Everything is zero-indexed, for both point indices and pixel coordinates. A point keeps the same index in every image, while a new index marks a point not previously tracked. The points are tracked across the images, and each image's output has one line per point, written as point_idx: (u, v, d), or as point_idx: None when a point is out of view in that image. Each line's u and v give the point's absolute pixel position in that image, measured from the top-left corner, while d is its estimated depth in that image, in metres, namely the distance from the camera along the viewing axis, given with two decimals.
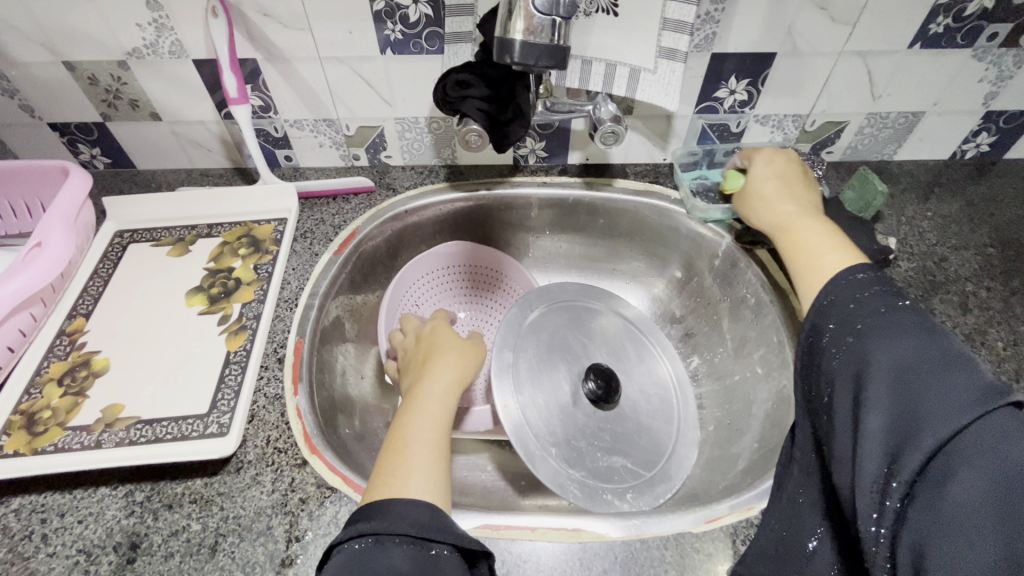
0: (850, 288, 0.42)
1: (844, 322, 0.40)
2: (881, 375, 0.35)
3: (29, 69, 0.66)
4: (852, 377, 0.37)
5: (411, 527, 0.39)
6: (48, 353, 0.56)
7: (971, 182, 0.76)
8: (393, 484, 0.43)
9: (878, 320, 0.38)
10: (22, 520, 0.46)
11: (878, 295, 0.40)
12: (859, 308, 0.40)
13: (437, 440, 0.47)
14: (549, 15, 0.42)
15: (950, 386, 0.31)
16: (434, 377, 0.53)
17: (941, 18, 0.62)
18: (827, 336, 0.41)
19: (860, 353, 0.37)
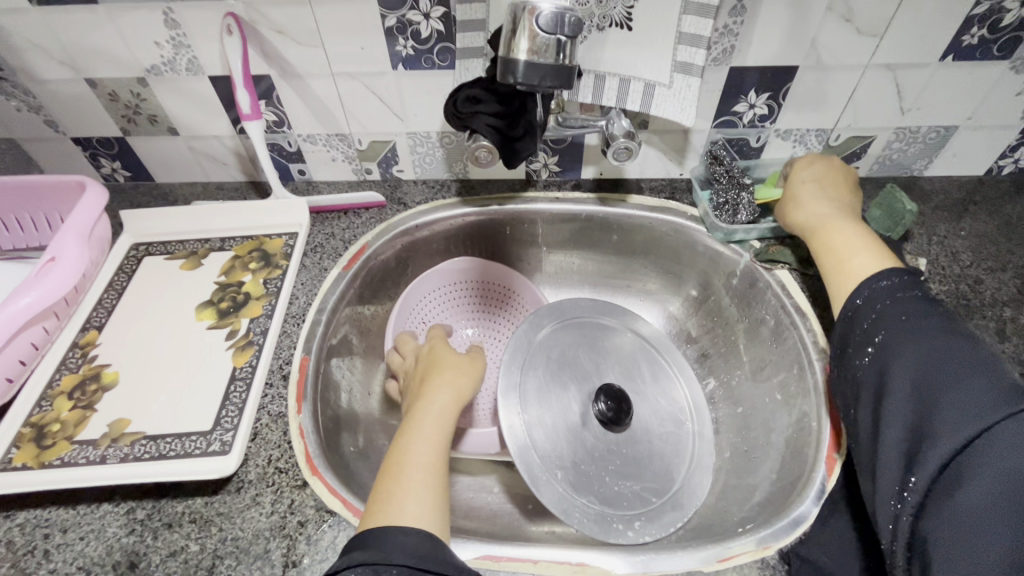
0: (875, 295, 0.47)
1: (874, 326, 0.45)
2: (899, 386, 0.40)
3: (53, 86, 0.68)
4: (877, 383, 0.43)
5: (408, 558, 0.38)
6: (60, 366, 0.57)
7: (1008, 200, 0.72)
8: (388, 513, 0.42)
9: (916, 325, 0.43)
10: (26, 535, 0.46)
11: (904, 302, 0.45)
12: (876, 318, 0.46)
13: (435, 463, 0.46)
14: (553, 34, 0.41)
15: (955, 397, 0.36)
16: (433, 395, 0.52)
17: (975, 29, 0.59)
18: (858, 346, 0.46)
19: (886, 359, 0.43)
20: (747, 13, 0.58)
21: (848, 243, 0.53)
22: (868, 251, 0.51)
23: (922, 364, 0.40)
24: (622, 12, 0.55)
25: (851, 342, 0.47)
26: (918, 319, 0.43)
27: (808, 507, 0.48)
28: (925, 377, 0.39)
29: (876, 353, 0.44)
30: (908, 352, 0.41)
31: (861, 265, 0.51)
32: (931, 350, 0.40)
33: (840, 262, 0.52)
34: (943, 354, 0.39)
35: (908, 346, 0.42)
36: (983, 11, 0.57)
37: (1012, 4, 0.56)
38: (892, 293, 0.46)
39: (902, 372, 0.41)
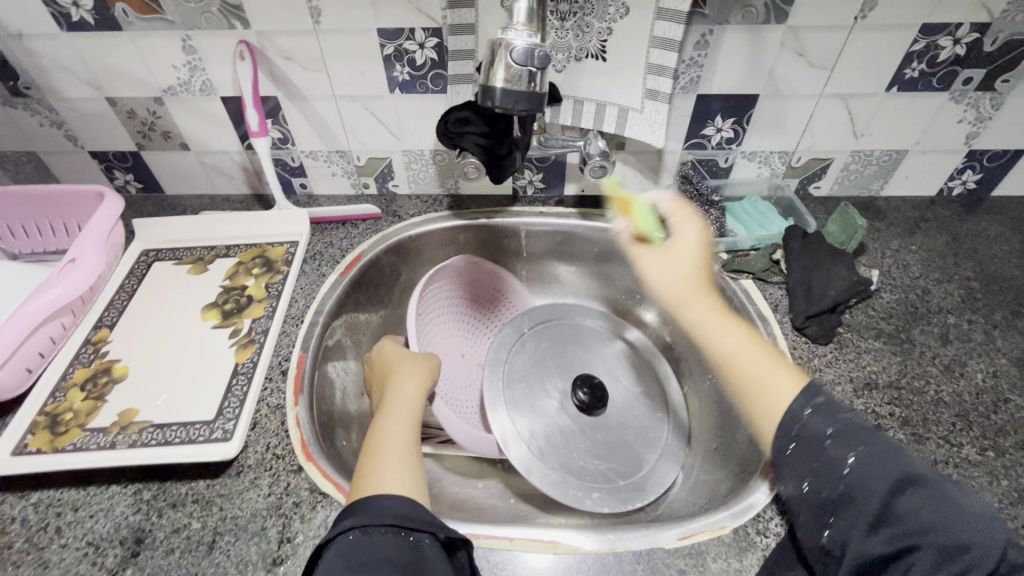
0: (817, 416, 0.40)
1: (835, 453, 0.38)
2: (886, 503, 0.35)
3: (76, 104, 0.74)
4: (848, 498, 0.36)
5: (395, 517, 0.42)
6: (73, 360, 0.61)
7: (957, 218, 0.77)
8: (366, 479, 0.46)
9: (858, 431, 0.38)
10: (40, 513, 0.50)
11: (850, 423, 0.39)
12: (822, 454, 0.38)
13: (408, 443, 0.51)
14: (526, 66, 0.46)
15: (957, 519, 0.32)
16: (398, 387, 0.58)
17: (916, 64, 0.65)
18: (812, 477, 0.38)
19: (845, 505, 0.36)
20: (710, 47, 0.64)
21: (754, 363, 0.45)
22: (779, 369, 0.44)
23: (891, 488, 0.35)
24: (597, 45, 0.62)
25: (796, 487, 0.39)
26: (874, 442, 0.37)
27: (759, 496, 0.52)
28: (898, 501, 0.35)
29: (838, 491, 0.37)
30: (874, 497, 0.35)
31: (778, 387, 0.43)
32: (898, 470, 0.36)
33: (753, 385, 0.44)
34: (913, 473, 0.35)
35: (870, 475, 0.36)
36: (921, 48, 0.64)
37: (946, 42, 0.63)
38: (833, 417, 0.39)
39: (869, 509, 0.35)
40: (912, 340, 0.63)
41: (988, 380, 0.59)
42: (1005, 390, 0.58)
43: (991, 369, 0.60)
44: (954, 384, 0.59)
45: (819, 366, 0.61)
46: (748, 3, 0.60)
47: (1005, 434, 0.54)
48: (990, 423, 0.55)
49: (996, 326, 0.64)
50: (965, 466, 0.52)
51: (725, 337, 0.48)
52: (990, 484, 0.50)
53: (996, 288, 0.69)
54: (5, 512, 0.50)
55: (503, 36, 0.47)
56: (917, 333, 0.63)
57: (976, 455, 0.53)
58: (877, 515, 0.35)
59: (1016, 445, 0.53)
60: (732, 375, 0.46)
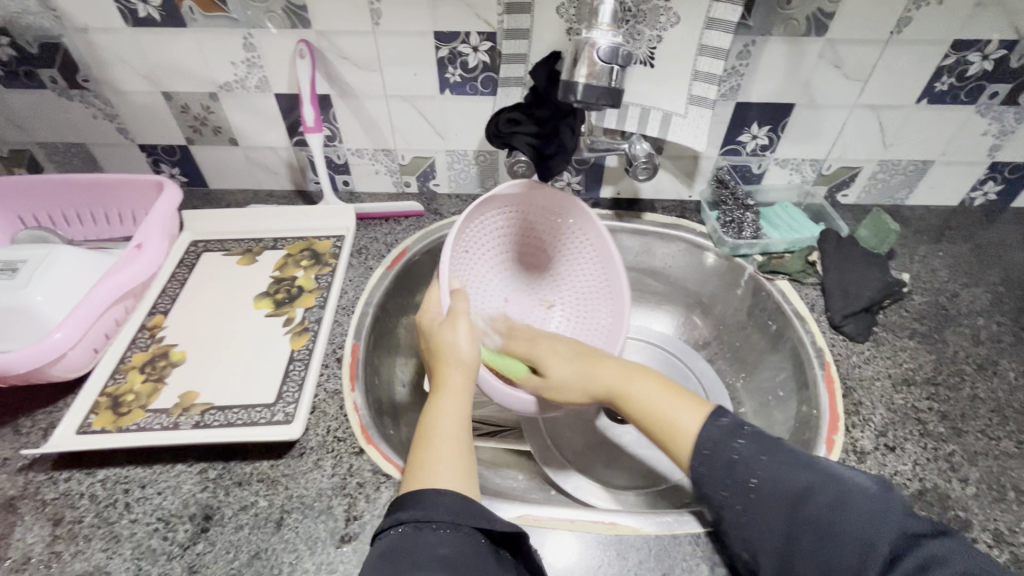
0: (722, 437, 0.46)
1: (742, 472, 0.44)
2: (802, 508, 0.40)
3: (132, 98, 0.76)
4: (762, 502, 0.42)
5: (447, 515, 0.42)
6: (131, 345, 0.62)
7: (980, 227, 0.81)
8: (427, 475, 0.46)
9: (757, 447, 0.45)
10: (107, 489, 0.51)
11: (753, 441, 0.45)
12: (731, 472, 0.44)
13: (459, 437, 0.50)
14: (610, 63, 0.50)
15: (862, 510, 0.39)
16: (445, 381, 0.55)
17: (945, 78, 0.68)
18: (726, 492, 0.44)
19: (756, 513, 0.42)
20: (752, 56, 0.67)
21: (659, 400, 0.51)
22: (687, 403, 0.50)
23: (797, 493, 0.41)
24: (646, 52, 0.64)
25: (710, 497, 0.45)
26: (773, 454, 0.44)
27: None
28: (810, 505, 0.40)
29: (748, 501, 0.43)
30: (780, 503, 0.41)
31: (688, 417, 0.49)
32: (802, 481, 0.41)
33: (669, 427, 0.50)
34: (819, 479, 0.41)
35: (777, 486, 0.42)
36: (951, 62, 0.67)
37: (975, 57, 0.66)
38: (738, 432, 0.46)
39: (779, 515, 0.41)
40: (945, 341, 0.65)
41: (1020, 379, 0.61)
42: None
43: (1023, 369, 0.62)
44: (987, 381, 0.61)
45: (858, 362, 0.63)
46: (790, 16, 0.64)
47: None
48: None
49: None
50: (1005, 457, 0.54)
51: (638, 388, 0.53)
52: None
53: (1021, 293, 0.71)
54: (73, 488, 0.51)
55: (588, 35, 0.51)
56: (949, 334, 0.66)
57: (1014, 448, 0.55)
58: (789, 520, 0.41)
59: None
60: (646, 422, 0.51)
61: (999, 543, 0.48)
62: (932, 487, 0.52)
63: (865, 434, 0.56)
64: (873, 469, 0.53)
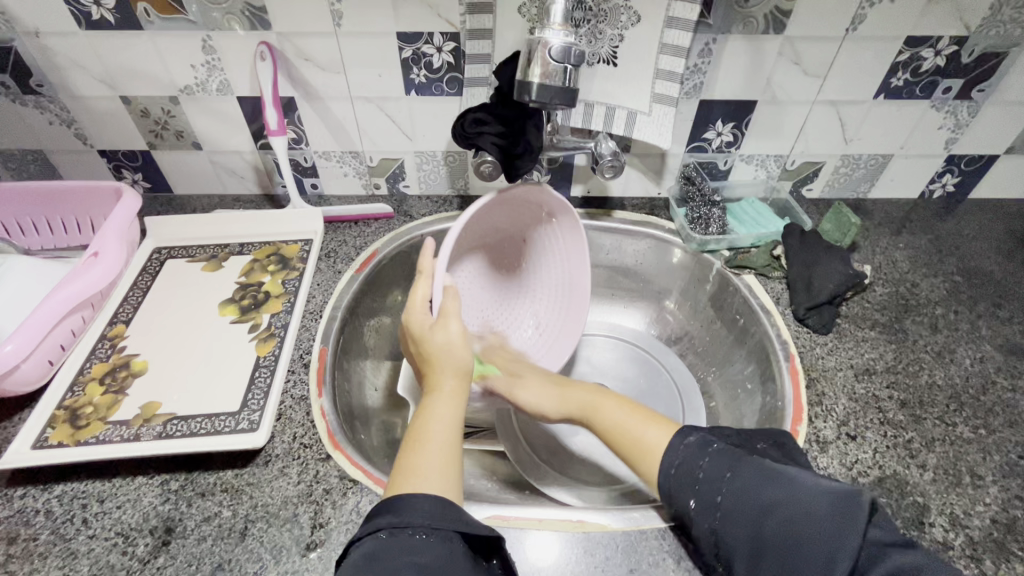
0: (689, 453, 0.47)
1: (708, 487, 0.44)
2: (763, 525, 0.40)
3: (89, 102, 0.74)
4: (730, 513, 0.42)
5: (425, 518, 0.41)
6: (90, 356, 0.61)
7: (939, 218, 0.83)
8: (415, 481, 0.45)
9: (720, 463, 0.45)
10: (64, 505, 0.50)
11: (718, 456, 0.45)
12: (700, 484, 0.45)
13: (449, 443, 0.49)
14: (562, 63, 0.50)
15: (812, 511, 0.38)
16: (438, 382, 0.54)
17: (901, 73, 0.70)
18: (697, 509, 0.44)
19: (725, 530, 0.42)
20: (713, 55, 0.68)
21: (631, 427, 0.52)
22: (653, 425, 0.52)
23: (762, 510, 0.40)
24: (609, 51, 0.65)
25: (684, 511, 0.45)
26: (738, 468, 0.44)
27: None
28: (770, 520, 0.40)
29: (718, 519, 0.42)
30: (746, 518, 0.41)
31: (656, 435, 0.51)
32: (765, 497, 0.41)
33: (634, 444, 0.51)
34: (786, 495, 0.40)
35: (742, 502, 0.42)
36: (906, 59, 0.69)
37: (927, 54, 0.68)
38: (704, 451, 0.46)
39: (744, 533, 0.41)
40: (905, 330, 0.67)
41: (976, 365, 0.63)
42: (992, 373, 0.62)
43: (978, 356, 0.64)
44: (945, 369, 0.63)
45: (821, 354, 0.64)
46: (749, 14, 0.65)
47: (995, 414, 0.58)
48: (980, 403, 0.59)
49: (980, 317, 0.68)
50: (961, 443, 0.55)
51: (609, 411, 0.55)
52: (984, 459, 0.54)
53: (978, 282, 0.73)
54: (29, 505, 0.50)
55: (540, 35, 0.51)
56: (909, 324, 0.67)
57: (969, 433, 0.56)
58: (751, 535, 0.40)
59: (1005, 424, 0.57)
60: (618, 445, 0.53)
61: (955, 527, 0.49)
62: (891, 474, 0.53)
63: (827, 424, 0.57)
64: (835, 458, 0.54)
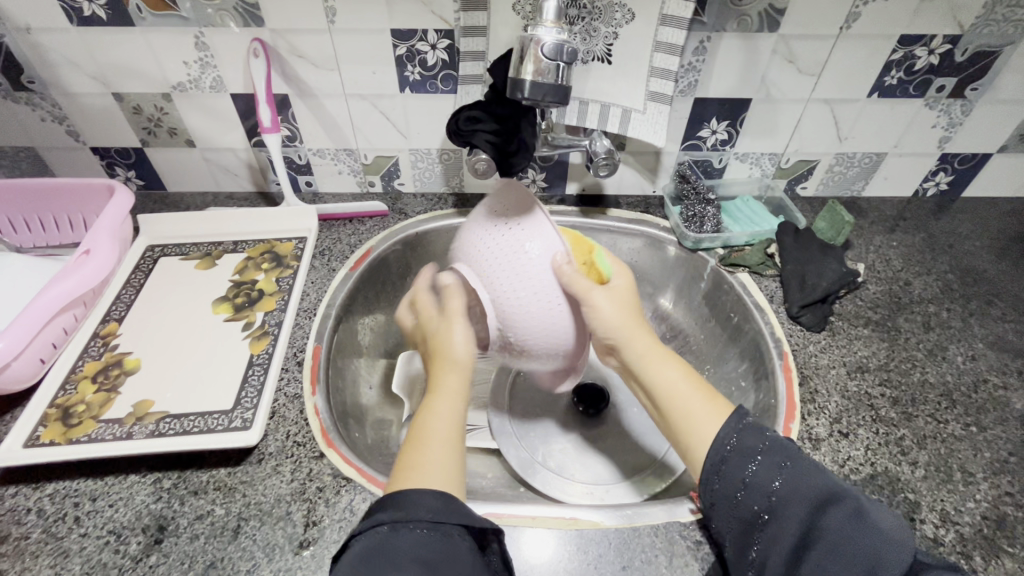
0: (744, 438, 0.46)
1: (762, 472, 0.43)
2: (816, 512, 0.40)
3: (81, 99, 0.73)
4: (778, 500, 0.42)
5: (427, 513, 0.41)
6: (83, 354, 0.61)
7: (932, 216, 0.83)
8: (411, 479, 0.45)
9: (779, 451, 0.44)
10: (56, 504, 0.49)
11: (779, 444, 0.45)
12: (751, 472, 0.44)
13: (449, 441, 0.48)
14: (555, 60, 0.50)
15: (865, 506, 0.40)
16: (443, 381, 0.52)
17: (894, 72, 0.70)
18: (744, 492, 0.43)
19: (774, 517, 0.42)
20: (708, 53, 0.68)
21: (688, 395, 0.51)
22: (705, 403, 0.50)
23: (814, 504, 0.41)
24: (603, 48, 0.65)
25: (725, 497, 0.44)
26: (797, 461, 0.43)
27: None
28: (825, 508, 0.40)
29: (770, 503, 0.42)
30: (799, 504, 0.41)
31: (707, 421, 0.49)
32: (822, 486, 0.41)
33: (686, 414, 0.50)
34: (834, 492, 0.41)
35: (798, 490, 0.42)
36: (900, 57, 0.69)
37: (921, 52, 0.68)
38: (760, 437, 0.46)
39: (794, 518, 0.41)
40: (898, 328, 0.67)
41: (968, 363, 0.63)
42: (984, 371, 0.62)
43: (970, 353, 0.64)
44: (937, 367, 0.63)
45: (814, 352, 0.64)
46: (744, 12, 0.65)
47: (986, 411, 0.58)
48: (972, 401, 0.59)
49: (972, 315, 0.69)
50: (952, 440, 0.56)
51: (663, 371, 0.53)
52: (975, 456, 0.54)
53: (970, 280, 0.74)
54: (20, 504, 0.49)
55: (534, 32, 0.51)
56: (902, 322, 0.68)
57: (961, 430, 0.57)
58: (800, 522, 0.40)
59: (996, 421, 0.57)
60: (670, 407, 0.51)
61: (945, 523, 0.49)
62: (882, 471, 0.53)
63: (820, 422, 0.57)
64: (828, 456, 0.55)
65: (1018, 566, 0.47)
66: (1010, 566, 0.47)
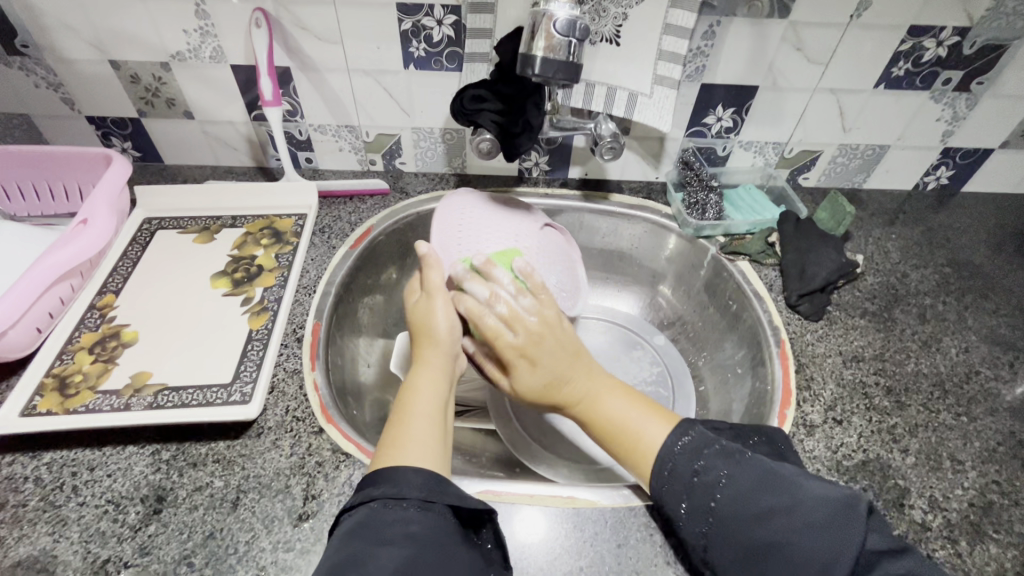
0: (683, 453, 0.46)
1: (703, 488, 0.44)
2: (756, 531, 0.40)
3: (77, 66, 0.72)
4: (716, 517, 0.42)
5: (403, 491, 0.41)
6: (79, 325, 0.60)
7: (931, 210, 0.83)
8: (396, 454, 0.44)
9: (720, 465, 0.44)
10: (54, 473, 0.49)
11: (714, 457, 0.45)
12: (691, 488, 0.44)
13: (435, 417, 0.48)
14: (568, 36, 0.50)
15: (806, 524, 0.39)
16: (429, 357, 0.52)
17: (902, 63, 0.70)
18: (686, 511, 0.44)
19: (718, 530, 0.42)
20: (717, 37, 0.68)
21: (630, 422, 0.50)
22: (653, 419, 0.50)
23: (758, 515, 0.41)
24: (612, 30, 0.64)
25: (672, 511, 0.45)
26: (738, 467, 0.44)
27: None
28: (768, 524, 0.40)
29: (712, 519, 0.42)
30: (739, 521, 0.41)
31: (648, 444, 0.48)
32: (764, 501, 0.41)
33: (631, 443, 0.49)
34: (777, 497, 0.41)
35: (741, 503, 0.42)
36: (908, 48, 0.68)
37: (930, 43, 0.68)
38: (699, 451, 0.46)
39: (737, 536, 0.41)
40: (894, 319, 0.68)
41: (961, 355, 0.64)
42: (976, 363, 0.63)
43: (964, 346, 0.65)
44: (931, 358, 0.64)
45: (812, 340, 0.65)
46: None
47: (976, 402, 0.59)
48: (963, 392, 0.60)
49: (966, 308, 0.70)
50: (942, 429, 0.57)
51: (608, 403, 0.51)
52: (964, 445, 0.55)
53: (967, 274, 0.74)
54: (17, 472, 0.49)
55: (546, 7, 0.50)
56: (898, 313, 0.68)
57: (951, 420, 0.58)
58: (746, 540, 0.41)
59: (986, 412, 0.59)
60: (608, 436, 0.51)
61: (933, 509, 0.50)
62: (874, 458, 0.54)
63: (815, 409, 0.58)
64: (822, 441, 0.55)
65: (1001, 551, 0.48)
66: (993, 551, 0.48)
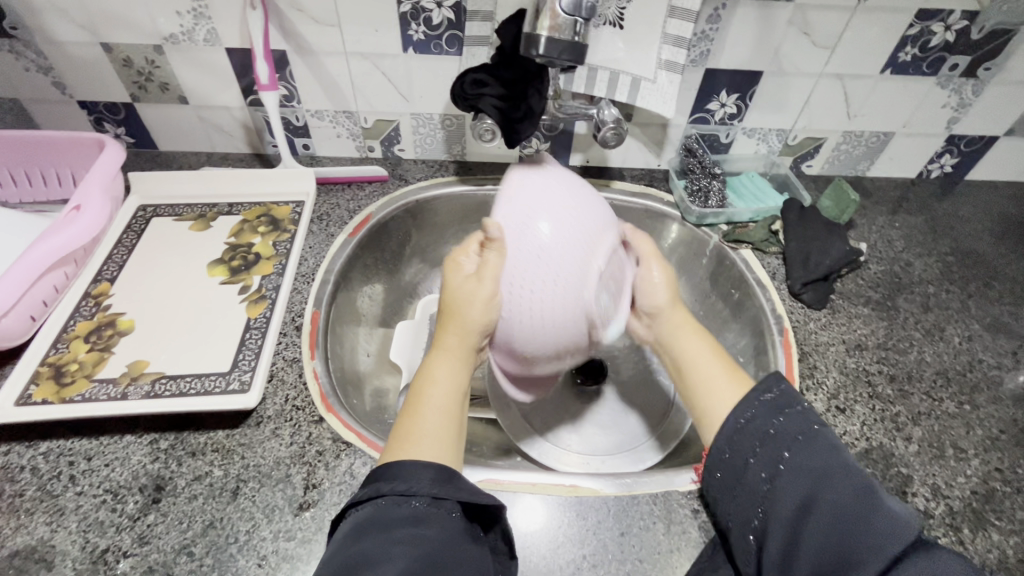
0: (763, 411, 0.44)
1: (774, 443, 0.42)
2: (816, 491, 0.39)
3: (67, 48, 0.70)
4: (778, 471, 0.41)
5: (405, 481, 0.40)
6: (74, 313, 0.59)
7: (934, 199, 0.83)
8: (410, 448, 0.43)
9: (794, 429, 0.42)
10: (51, 462, 0.49)
11: (795, 418, 0.43)
12: (762, 441, 0.43)
13: (450, 407, 0.47)
14: (573, 15, 0.48)
15: (869, 495, 0.37)
16: (446, 341, 0.51)
17: (909, 48, 0.69)
18: (753, 458, 0.43)
19: (775, 487, 0.41)
20: (722, 21, 0.66)
21: (705, 368, 0.50)
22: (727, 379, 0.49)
23: (821, 476, 0.39)
24: (615, 12, 0.62)
25: (734, 461, 0.44)
26: (814, 434, 0.42)
27: None
28: (831, 487, 0.38)
29: (774, 471, 0.41)
30: (805, 482, 0.40)
31: (717, 405, 0.47)
32: (834, 463, 0.39)
33: (701, 394, 0.49)
34: (845, 465, 0.39)
35: (810, 463, 0.40)
36: (916, 32, 0.67)
37: (938, 28, 0.67)
38: (778, 411, 0.44)
39: (795, 494, 0.39)
40: (897, 308, 0.67)
41: (964, 343, 0.64)
42: (979, 351, 0.63)
43: (967, 334, 0.65)
44: (934, 346, 0.63)
45: (815, 329, 0.65)
46: None
47: (979, 390, 0.59)
48: (966, 380, 0.60)
49: (969, 297, 0.69)
50: (945, 417, 0.57)
51: (691, 345, 0.52)
52: (967, 433, 0.55)
53: (970, 263, 0.74)
54: (13, 462, 0.49)
55: None
56: (901, 302, 0.68)
57: (954, 408, 0.57)
58: (801, 502, 0.39)
59: (989, 400, 0.58)
60: (688, 384, 0.51)
61: (936, 497, 0.50)
62: (877, 446, 0.54)
63: (818, 397, 0.58)
64: None
65: (1003, 538, 0.48)
66: (996, 538, 0.48)
